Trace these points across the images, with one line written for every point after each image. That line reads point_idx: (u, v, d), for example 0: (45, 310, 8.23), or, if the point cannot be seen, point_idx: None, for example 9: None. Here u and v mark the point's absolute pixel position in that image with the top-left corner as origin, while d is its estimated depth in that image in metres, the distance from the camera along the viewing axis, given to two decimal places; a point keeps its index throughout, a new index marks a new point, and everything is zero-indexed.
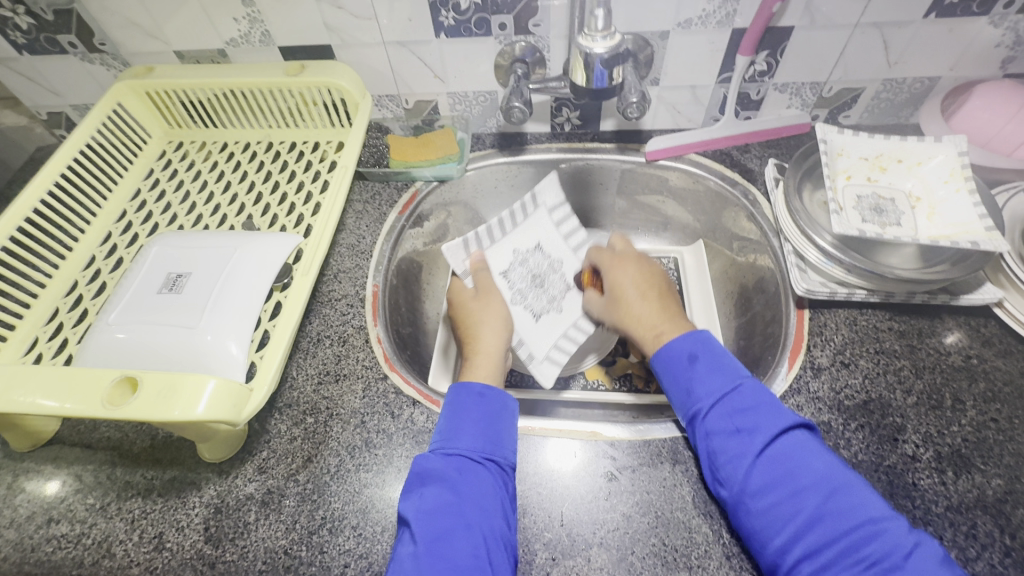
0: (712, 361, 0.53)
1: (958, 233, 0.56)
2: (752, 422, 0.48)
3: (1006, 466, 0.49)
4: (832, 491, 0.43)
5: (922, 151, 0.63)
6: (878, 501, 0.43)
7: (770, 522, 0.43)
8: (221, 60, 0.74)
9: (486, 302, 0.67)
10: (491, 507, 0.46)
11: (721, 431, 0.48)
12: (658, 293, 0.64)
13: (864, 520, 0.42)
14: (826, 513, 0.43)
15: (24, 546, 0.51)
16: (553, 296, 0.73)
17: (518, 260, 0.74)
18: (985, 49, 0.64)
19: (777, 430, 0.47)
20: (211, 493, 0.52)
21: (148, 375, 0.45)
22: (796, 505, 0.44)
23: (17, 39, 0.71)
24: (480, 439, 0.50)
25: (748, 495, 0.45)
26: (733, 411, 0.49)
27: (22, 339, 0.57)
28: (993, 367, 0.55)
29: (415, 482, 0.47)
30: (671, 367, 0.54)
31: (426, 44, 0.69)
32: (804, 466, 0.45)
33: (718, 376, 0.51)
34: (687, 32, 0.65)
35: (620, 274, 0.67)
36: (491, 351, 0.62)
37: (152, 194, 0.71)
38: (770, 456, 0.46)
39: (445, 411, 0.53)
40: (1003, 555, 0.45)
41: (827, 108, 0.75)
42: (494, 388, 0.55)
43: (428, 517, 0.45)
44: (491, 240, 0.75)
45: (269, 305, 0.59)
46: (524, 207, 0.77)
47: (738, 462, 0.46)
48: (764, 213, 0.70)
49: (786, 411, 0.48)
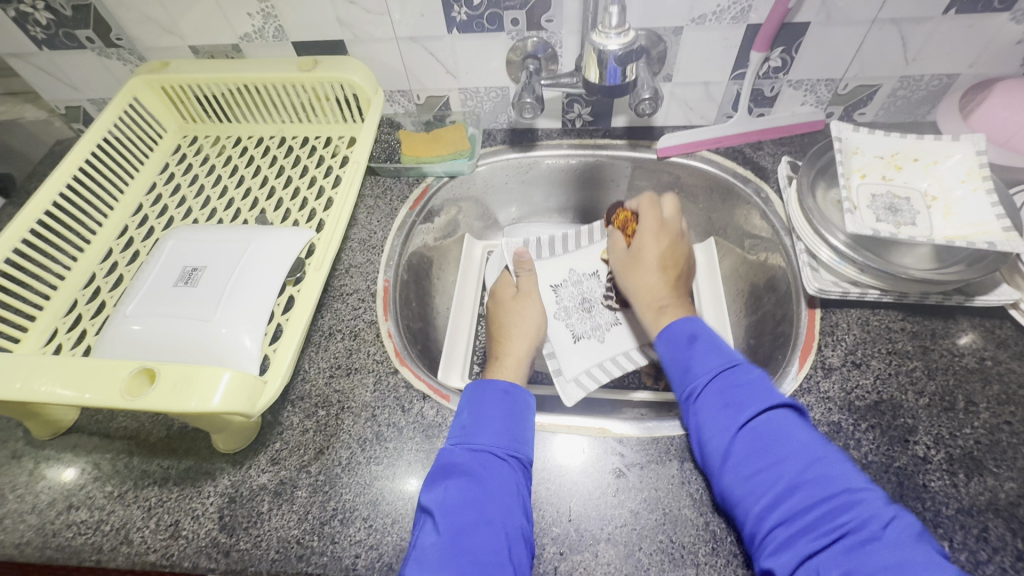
0: (710, 342, 0.54)
1: (975, 234, 0.55)
2: (741, 397, 0.48)
3: (1019, 469, 0.48)
4: (812, 462, 0.44)
5: (939, 149, 0.62)
6: (861, 477, 0.43)
7: (751, 489, 0.44)
8: (235, 55, 0.74)
9: (525, 302, 0.69)
10: (514, 504, 0.47)
11: (711, 405, 0.49)
12: (677, 274, 0.65)
13: (842, 491, 0.42)
14: (805, 482, 0.43)
15: (45, 531, 0.52)
16: (598, 325, 0.74)
17: (571, 279, 0.78)
18: (1006, 45, 0.63)
19: (766, 404, 0.47)
20: (225, 482, 0.53)
21: (166, 366, 0.46)
22: (776, 473, 0.44)
23: (35, 34, 0.72)
24: (504, 437, 0.51)
25: (731, 463, 0.46)
26: (724, 387, 0.50)
27: (42, 331, 0.58)
28: (1007, 370, 0.54)
29: (440, 474, 0.48)
30: (674, 344, 0.56)
31: (438, 40, 0.69)
32: (788, 438, 0.45)
33: (715, 354, 0.53)
34: (700, 28, 0.65)
35: (650, 241, 0.67)
36: (521, 357, 0.62)
37: (167, 188, 0.72)
38: (756, 427, 0.46)
39: (471, 405, 0.54)
40: (1014, 559, 0.44)
41: (842, 105, 0.74)
42: (518, 387, 0.56)
43: (451, 510, 0.45)
44: (550, 252, 0.80)
45: (282, 299, 0.60)
46: (591, 233, 0.81)
47: (725, 434, 0.47)
48: (776, 211, 0.69)
49: (778, 390, 0.49)
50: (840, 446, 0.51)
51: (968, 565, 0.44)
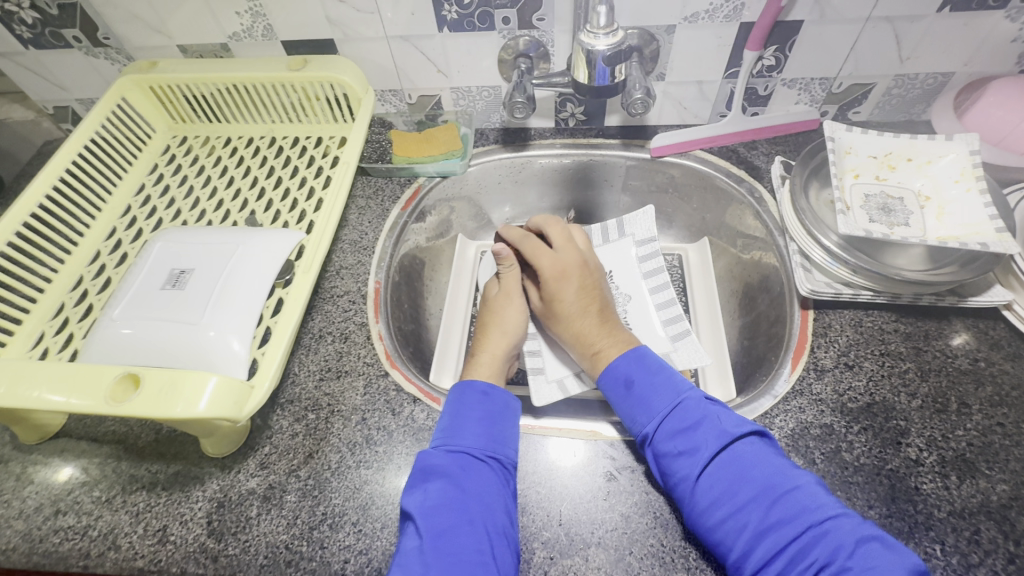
0: (647, 380, 0.54)
1: (967, 234, 0.55)
2: (691, 442, 0.48)
3: (1011, 471, 0.48)
4: (776, 500, 0.44)
5: (933, 149, 0.61)
6: (829, 501, 0.43)
7: (721, 539, 0.44)
8: (224, 55, 0.73)
9: (505, 301, 0.68)
10: (494, 503, 0.47)
11: (665, 454, 0.48)
12: (600, 308, 0.63)
13: (810, 525, 0.42)
14: (771, 523, 0.43)
15: (32, 537, 0.51)
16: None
17: None
18: (1000, 43, 0.63)
19: (718, 445, 0.47)
20: (214, 487, 0.53)
21: (151, 371, 0.45)
22: (743, 517, 0.44)
23: (21, 33, 0.71)
24: (483, 438, 0.51)
25: (698, 513, 0.45)
26: (673, 431, 0.49)
27: (29, 334, 0.58)
28: (1001, 371, 0.54)
29: (419, 477, 0.48)
30: (613, 391, 0.55)
31: (429, 39, 0.68)
32: (748, 477, 0.45)
33: (658, 395, 0.52)
34: (693, 26, 0.64)
35: (560, 286, 0.64)
36: (497, 353, 0.62)
37: (157, 189, 0.71)
38: (714, 471, 0.46)
39: (449, 408, 0.53)
40: (1005, 561, 0.44)
41: (837, 104, 0.74)
42: (497, 387, 0.55)
43: (431, 512, 0.45)
44: None
45: (271, 302, 0.59)
46: (609, 231, 0.80)
47: (684, 484, 0.46)
48: (769, 211, 0.69)
49: (728, 423, 0.49)
50: (832, 449, 0.51)
51: (960, 568, 0.44)
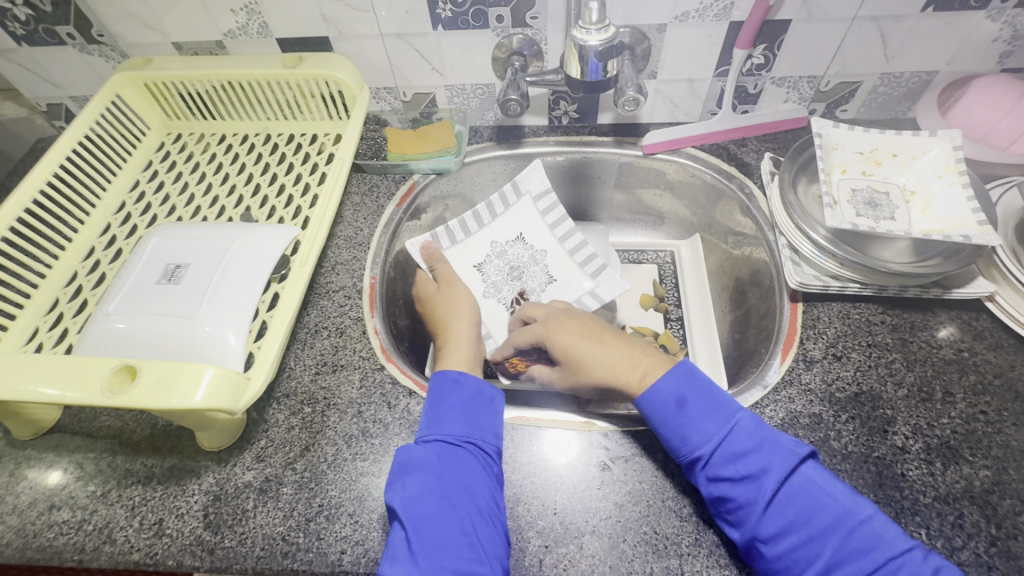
0: (702, 400, 0.49)
1: (951, 228, 0.56)
2: (757, 467, 0.45)
3: (994, 457, 0.49)
4: (850, 530, 0.42)
5: (917, 145, 0.63)
6: (891, 528, 0.42)
7: (789, 567, 0.42)
8: (219, 52, 0.74)
9: (448, 295, 0.69)
10: (476, 487, 0.47)
11: (725, 478, 0.45)
12: (609, 334, 0.61)
13: (884, 559, 0.40)
14: (846, 554, 0.41)
15: (26, 532, 0.51)
16: (531, 290, 0.75)
17: (496, 252, 0.76)
18: (982, 42, 0.64)
19: (784, 471, 0.44)
20: (210, 480, 0.53)
21: (147, 363, 0.46)
22: (814, 547, 0.42)
23: (15, 29, 0.71)
24: (459, 424, 0.51)
25: (764, 540, 0.43)
26: (735, 455, 0.46)
27: (23, 330, 0.58)
28: (984, 360, 0.55)
29: (398, 471, 0.48)
30: (659, 413, 0.50)
31: (424, 37, 0.69)
32: (818, 505, 0.43)
33: (713, 417, 0.48)
34: (684, 25, 0.65)
35: (564, 335, 0.62)
36: (464, 337, 0.63)
37: (150, 186, 0.71)
38: (781, 498, 0.44)
39: (426, 402, 0.54)
40: (988, 545, 0.45)
41: (825, 102, 0.75)
42: (467, 371, 0.55)
43: (413, 502, 0.46)
44: (466, 233, 0.76)
45: (267, 297, 0.59)
46: (505, 196, 0.77)
47: (750, 510, 0.44)
48: (759, 207, 0.70)
49: (792, 446, 0.46)
50: (821, 437, 0.52)
51: (944, 552, 0.45)
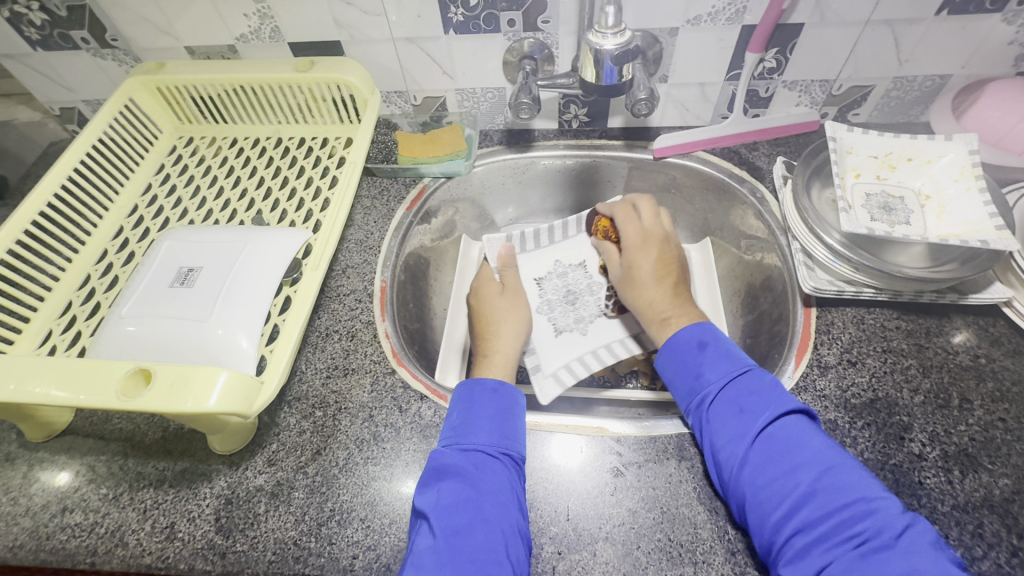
0: (720, 348, 0.54)
1: (967, 232, 0.56)
2: (755, 404, 0.49)
3: (1013, 466, 0.49)
4: (829, 469, 0.44)
5: (932, 149, 0.62)
6: (873, 484, 0.43)
7: (766, 499, 0.44)
8: (231, 56, 0.74)
9: (511, 303, 0.69)
10: (508, 502, 0.47)
11: (724, 410, 0.49)
12: (675, 280, 0.63)
13: (858, 499, 0.42)
14: (819, 489, 0.43)
15: (39, 534, 0.51)
16: (582, 318, 0.74)
17: (557, 271, 0.78)
18: (997, 46, 0.64)
19: (777, 411, 0.48)
20: (221, 484, 0.53)
21: (162, 366, 0.46)
22: (791, 481, 0.44)
23: (30, 34, 0.71)
24: (495, 435, 0.51)
25: (746, 469, 0.46)
26: (738, 393, 0.50)
27: (36, 332, 0.58)
28: (1001, 367, 0.55)
29: (432, 477, 0.48)
30: (681, 349, 0.55)
31: (435, 41, 0.69)
32: (803, 446, 0.45)
33: (726, 361, 0.53)
34: (696, 29, 0.65)
35: (639, 254, 0.66)
36: (509, 353, 0.62)
37: (163, 189, 0.71)
38: (769, 434, 0.47)
39: (459, 406, 0.54)
40: (1009, 555, 0.45)
41: (837, 106, 0.75)
42: (507, 384, 0.56)
43: (446, 511, 0.45)
44: (534, 247, 0.80)
45: (279, 300, 0.60)
46: (580, 222, 0.81)
47: (738, 441, 0.47)
48: (771, 211, 0.70)
49: (789, 396, 0.49)
50: (837, 444, 0.51)
51: (963, 562, 0.45)
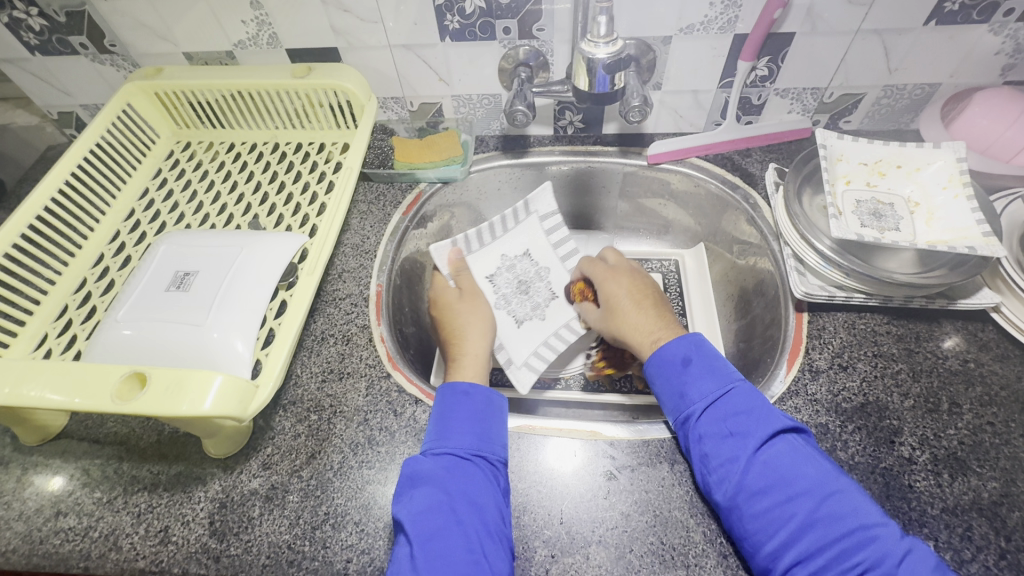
0: (705, 364, 0.54)
1: (955, 239, 0.57)
2: (744, 426, 0.49)
3: (1001, 469, 0.49)
4: (826, 496, 0.44)
5: (922, 157, 0.63)
6: (871, 507, 0.44)
7: (763, 527, 0.44)
8: (229, 62, 0.75)
9: (471, 305, 0.68)
10: (483, 502, 0.47)
11: (713, 433, 0.49)
12: (652, 301, 0.65)
13: (856, 527, 0.43)
14: (819, 518, 0.43)
15: (32, 539, 0.51)
16: (537, 304, 0.74)
17: (505, 265, 0.77)
18: (985, 55, 0.65)
19: (769, 434, 0.48)
20: (216, 488, 0.53)
21: (157, 370, 0.46)
22: (790, 510, 0.44)
23: (29, 39, 0.72)
24: (468, 438, 0.51)
25: (744, 497, 0.46)
26: (727, 415, 0.50)
27: (31, 336, 0.58)
28: (990, 371, 0.55)
29: (407, 484, 0.48)
30: (665, 368, 0.56)
31: (432, 48, 0.70)
32: (798, 471, 0.46)
33: (712, 379, 0.53)
34: (689, 37, 0.66)
35: (613, 286, 0.67)
36: (479, 353, 0.63)
37: (160, 194, 0.72)
38: (763, 459, 0.47)
39: (433, 412, 0.54)
40: (997, 558, 0.45)
41: (828, 113, 0.76)
42: (478, 385, 0.55)
43: (421, 518, 0.46)
44: (480, 245, 0.77)
45: (274, 304, 0.60)
46: (515, 214, 0.79)
47: (731, 466, 0.47)
48: (764, 216, 0.71)
49: (780, 416, 0.49)
50: (828, 447, 0.52)
51: (952, 564, 0.45)
